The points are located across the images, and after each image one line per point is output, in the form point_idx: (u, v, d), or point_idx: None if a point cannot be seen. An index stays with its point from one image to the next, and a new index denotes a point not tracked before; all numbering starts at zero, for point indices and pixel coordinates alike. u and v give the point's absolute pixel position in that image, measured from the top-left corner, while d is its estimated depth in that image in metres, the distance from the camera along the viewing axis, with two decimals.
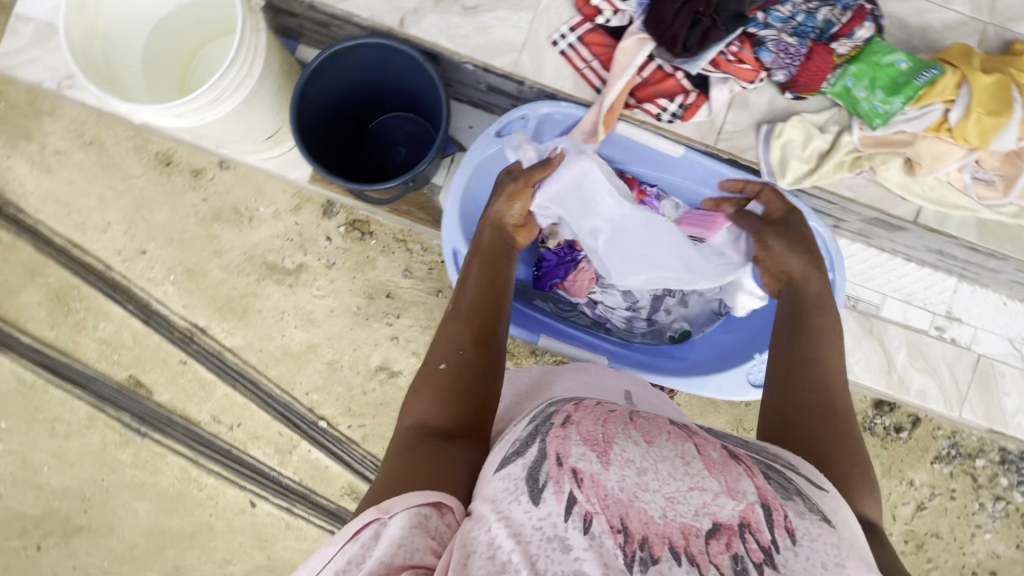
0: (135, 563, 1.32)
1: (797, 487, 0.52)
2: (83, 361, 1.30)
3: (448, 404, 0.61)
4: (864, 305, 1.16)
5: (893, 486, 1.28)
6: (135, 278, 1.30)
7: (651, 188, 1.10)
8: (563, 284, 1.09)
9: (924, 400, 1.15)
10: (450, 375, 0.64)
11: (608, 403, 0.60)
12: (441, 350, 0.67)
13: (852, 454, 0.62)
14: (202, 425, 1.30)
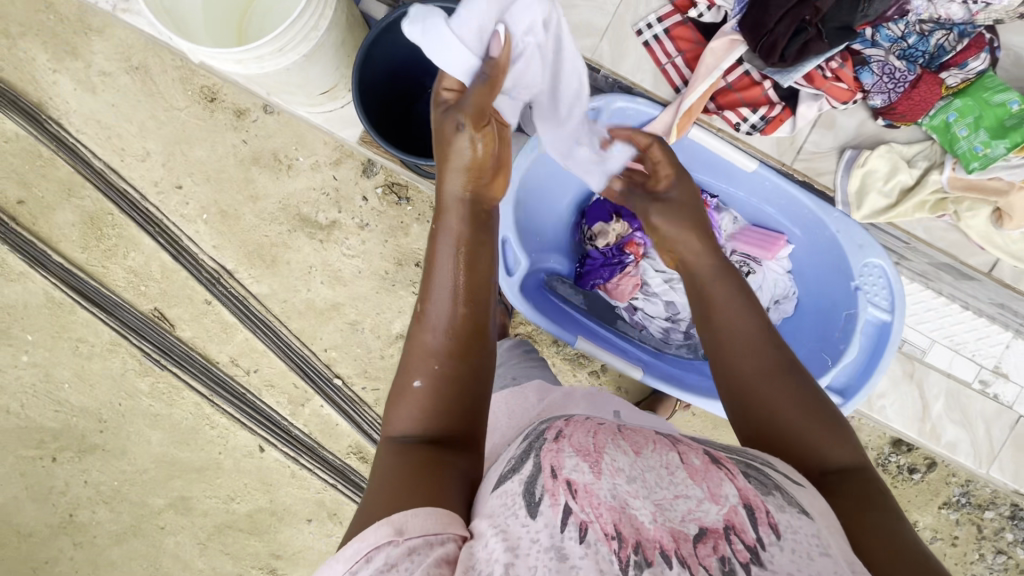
0: (143, 488, 1.36)
1: (775, 483, 0.50)
2: (112, 287, 1.31)
3: (433, 421, 0.55)
4: (909, 348, 1.15)
5: None
6: (169, 212, 1.29)
7: (712, 198, 1.13)
8: (606, 285, 1.08)
9: (952, 452, 1.16)
10: (428, 394, 0.56)
11: (597, 417, 0.59)
12: (416, 361, 0.58)
13: (806, 413, 0.58)
14: (219, 366, 1.31)
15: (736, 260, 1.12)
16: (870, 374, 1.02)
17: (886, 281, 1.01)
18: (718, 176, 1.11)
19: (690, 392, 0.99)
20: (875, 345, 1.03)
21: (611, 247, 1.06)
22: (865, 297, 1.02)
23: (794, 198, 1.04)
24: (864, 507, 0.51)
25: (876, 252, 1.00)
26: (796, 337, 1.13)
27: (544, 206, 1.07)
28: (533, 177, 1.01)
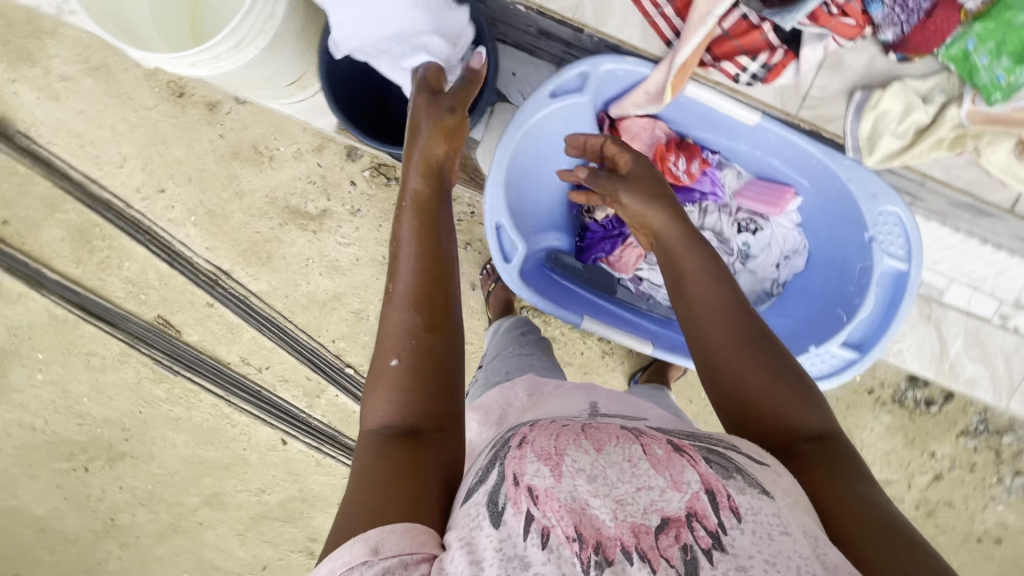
0: (176, 488, 1.40)
1: (737, 465, 0.48)
2: (111, 299, 1.30)
3: (409, 399, 0.55)
4: (927, 290, 1.22)
5: (913, 457, 1.28)
6: (155, 217, 1.26)
7: (713, 155, 1.07)
8: (609, 258, 1.07)
9: (972, 388, 1.23)
10: (405, 372, 0.56)
11: (566, 419, 0.57)
12: (389, 340, 0.58)
13: (774, 379, 0.58)
14: (231, 366, 1.32)
15: (742, 218, 1.09)
16: (887, 326, 1.00)
17: (902, 231, 0.97)
18: (717, 131, 1.05)
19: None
20: (891, 295, 1.01)
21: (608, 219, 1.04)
22: (879, 248, 0.98)
23: (802, 149, 0.99)
24: (831, 474, 0.52)
25: (891, 201, 0.96)
26: (808, 291, 1.11)
27: (535, 183, 1.02)
28: (521, 156, 0.95)
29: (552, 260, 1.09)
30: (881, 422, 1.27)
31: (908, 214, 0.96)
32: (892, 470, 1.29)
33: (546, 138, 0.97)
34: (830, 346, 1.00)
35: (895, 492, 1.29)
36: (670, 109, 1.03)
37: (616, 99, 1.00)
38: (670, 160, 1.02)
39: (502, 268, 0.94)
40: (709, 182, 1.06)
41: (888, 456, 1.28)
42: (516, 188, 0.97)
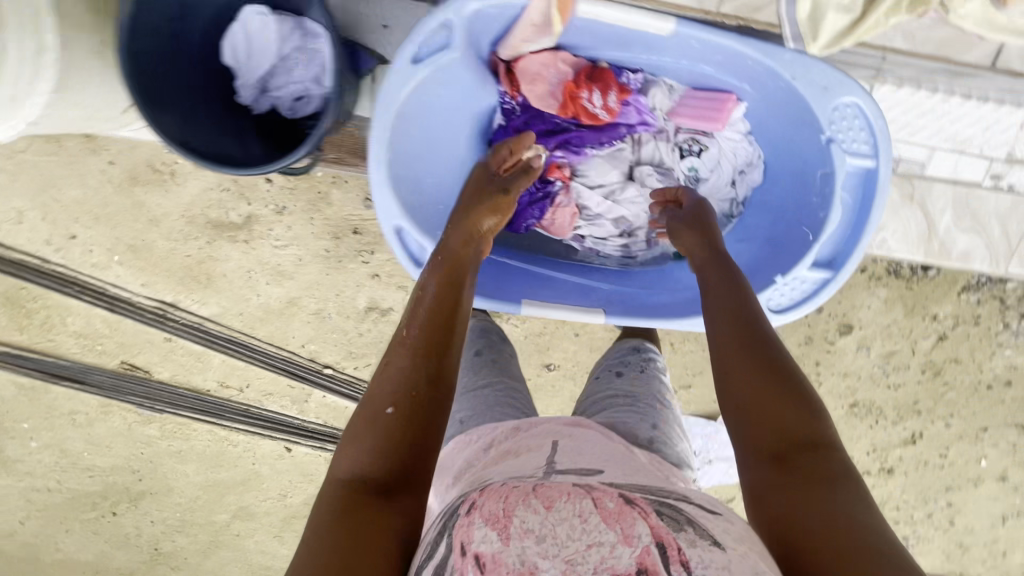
0: (204, 511, 1.44)
1: (687, 517, 0.52)
2: (69, 357, 1.25)
3: (394, 446, 0.62)
4: (908, 164, 1.13)
5: (915, 324, 1.24)
6: (77, 266, 1.17)
7: (633, 77, 0.98)
8: (542, 223, 1.05)
9: (969, 260, 1.17)
10: (400, 420, 0.64)
11: (519, 477, 0.59)
12: (389, 390, 0.66)
13: (781, 390, 0.69)
14: (212, 393, 1.30)
15: (683, 141, 1.04)
16: (859, 234, 0.92)
17: (866, 122, 0.88)
18: (632, 47, 0.94)
19: (662, 318, 0.96)
20: (862, 197, 0.92)
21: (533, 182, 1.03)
22: (839, 149, 0.90)
23: (727, 49, 0.90)
24: (819, 483, 0.61)
25: (852, 90, 0.87)
26: (767, 205, 1.04)
27: (435, 159, 0.98)
28: (405, 139, 0.91)
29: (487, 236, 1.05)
30: (878, 297, 1.22)
31: (865, 97, 0.87)
32: (894, 342, 1.25)
33: (423, 115, 0.92)
34: (800, 270, 0.93)
35: (899, 361, 1.27)
36: (569, 31, 0.92)
37: (506, 38, 0.91)
38: (583, 97, 0.96)
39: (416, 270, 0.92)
40: (635, 112, 1.01)
41: (889, 330, 1.24)
42: (410, 173, 0.94)
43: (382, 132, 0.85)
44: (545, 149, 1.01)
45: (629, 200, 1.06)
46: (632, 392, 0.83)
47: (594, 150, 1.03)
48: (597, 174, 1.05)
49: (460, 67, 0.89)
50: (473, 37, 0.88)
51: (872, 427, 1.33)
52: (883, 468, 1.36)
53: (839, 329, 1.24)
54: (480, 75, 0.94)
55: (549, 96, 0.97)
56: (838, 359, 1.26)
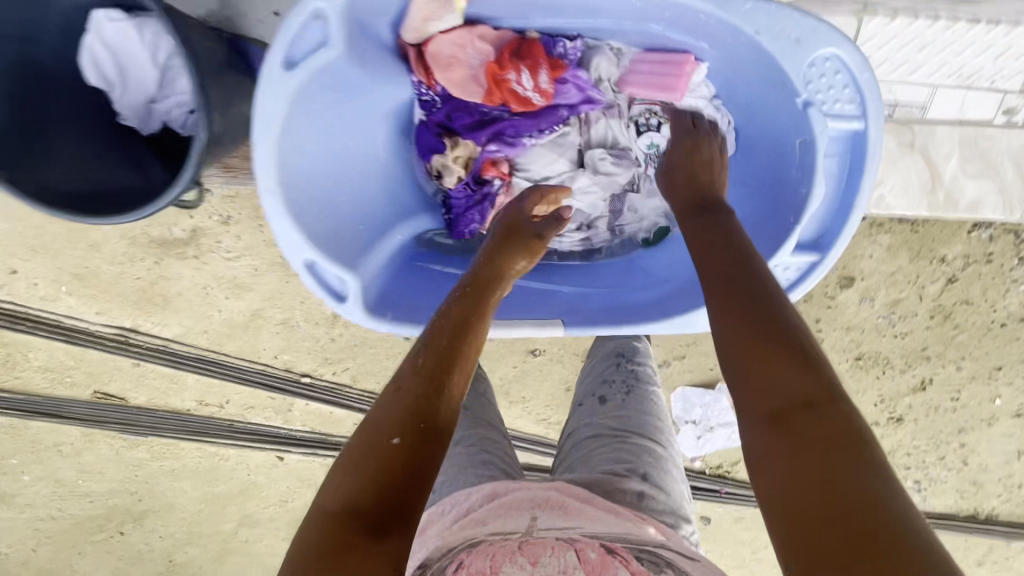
0: (209, 522, 1.44)
1: (666, 559, 0.62)
2: (40, 391, 1.22)
3: (393, 480, 0.57)
4: (907, 109, 1.04)
5: (920, 269, 1.15)
6: (25, 300, 1.11)
7: (570, 47, 0.86)
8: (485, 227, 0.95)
9: (978, 211, 1.09)
10: (404, 453, 0.59)
11: (508, 528, 0.66)
12: (394, 420, 0.61)
13: (775, 342, 0.57)
14: (192, 411, 1.26)
15: (638, 114, 0.93)
16: (845, 214, 0.79)
17: (849, 77, 0.73)
18: (561, 14, 0.80)
19: (626, 322, 0.85)
20: (851, 166, 0.78)
21: (465, 183, 0.93)
22: (818, 112, 0.76)
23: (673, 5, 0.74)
24: (824, 450, 0.50)
25: (832, 41, 0.72)
26: (744, 182, 0.92)
27: (346, 173, 0.84)
28: (303, 158, 0.75)
29: (428, 244, 0.94)
30: (879, 245, 1.12)
31: (848, 47, 0.71)
32: (899, 289, 1.17)
33: (319, 118, 0.76)
34: (781, 258, 0.81)
35: (905, 309, 1.18)
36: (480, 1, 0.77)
37: (406, 18, 0.76)
38: (512, 79, 0.83)
39: (339, 308, 0.78)
40: (575, 89, 0.89)
41: (893, 277, 1.15)
42: (312, 193, 0.77)
43: (264, 154, 0.69)
44: (476, 143, 0.92)
45: (580, 189, 0.97)
46: (622, 434, 0.81)
47: (532, 138, 0.93)
48: (540, 165, 0.95)
49: (351, 61, 0.73)
50: (361, 24, 0.72)
51: (879, 378, 1.26)
52: (892, 417, 1.31)
53: (840, 283, 1.16)
54: (387, 62, 0.81)
55: (472, 82, 0.84)
56: (838, 313, 1.19)
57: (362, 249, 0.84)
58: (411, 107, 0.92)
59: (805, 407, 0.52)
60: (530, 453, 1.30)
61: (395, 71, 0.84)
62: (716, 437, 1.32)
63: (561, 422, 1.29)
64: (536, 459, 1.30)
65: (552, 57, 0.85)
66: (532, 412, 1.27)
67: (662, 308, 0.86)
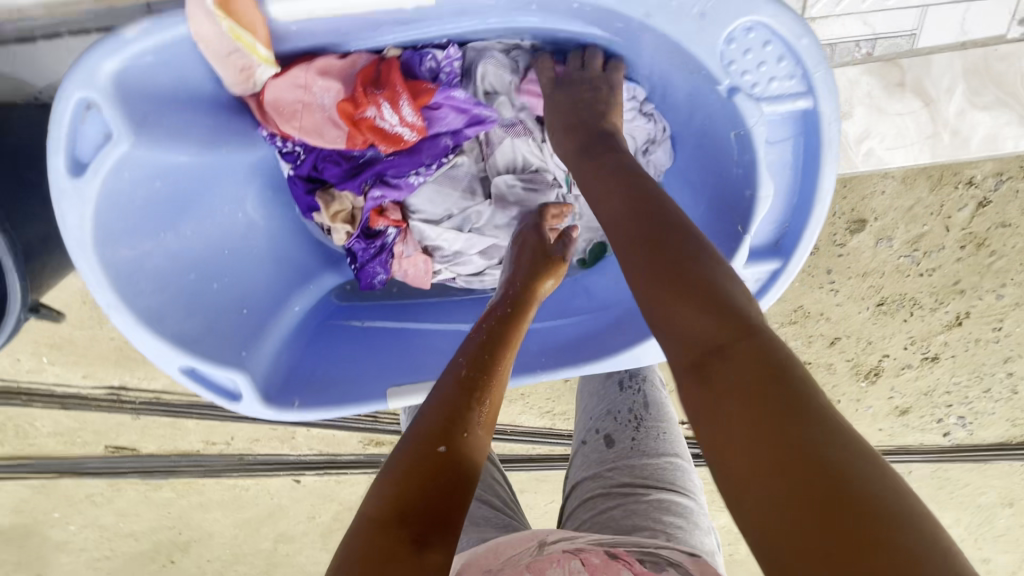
0: (248, 544, 1.47)
1: (666, 558, 0.50)
2: (58, 453, 1.26)
3: (435, 490, 0.50)
4: (893, 45, 0.88)
5: (944, 198, 1.00)
6: (15, 374, 1.13)
7: (435, 61, 0.72)
8: (395, 275, 0.86)
9: (995, 144, 0.93)
10: (451, 462, 0.52)
11: (513, 550, 0.53)
12: (439, 426, 0.54)
13: (679, 283, 0.49)
14: (201, 451, 1.28)
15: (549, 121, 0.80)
16: (808, 206, 0.69)
17: (782, 48, 0.63)
18: (410, 28, 0.67)
19: (567, 363, 0.79)
20: (807, 150, 0.68)
21: (356, 238, 0.82)
22: (747, 98, 0.66)
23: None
24: (742, 386, 0.42)
25: (749, 7, 0.61)
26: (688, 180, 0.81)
27: (224, 250, 0.77)
28: (156, 242, 0.68)
29: (345, 295, 0.89)
30: (891, 178, 0.98)
31: (772, 11, 0.61)
32: (921, 223, 1.03)
33: (151, 208, 0.67)
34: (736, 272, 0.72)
35: (929, 244, 1.05)
36: (296, 35, 0.64)
37: (220, 76, 0.65)
38: (371, 116, 0.70)
39: (235, 406, 0.74)
40: (454, 112, 0.76)
41: (911, 212, 1.01)
42: (180, 288, 0.71)
43: (88, 267, 0.62)
44: (354, 193, 0.79)
45: (485, 222, 0.84)
46: (634, 486, 0.72)
47: (419, 175, 0.79)
48: (436, 204, 0.83)
49: (157, 143, 0.64)
50: (152, 96, 0.62)
51: (907, 320, 1.14)
52: (926, 357, 1.19)
53: (850, 227, 1.03)
54: (221, 123, 0.71)
55: (328, 127, 0.70)
56: (851, 260, 1.06)
57: (248, 337, 0.76)
58: (276, 162, 0.81)
59: (723, 349, 0.45)
60: (539, 447, 1.26)
61: (240, 130, 0.74)
62: None
63: (566, 411, 1.24)
64: (547, 451, 1.27)
65: (415, 80, 0.71)
66: (534, 407, 1.22)
67: (614, 338, 0.79)
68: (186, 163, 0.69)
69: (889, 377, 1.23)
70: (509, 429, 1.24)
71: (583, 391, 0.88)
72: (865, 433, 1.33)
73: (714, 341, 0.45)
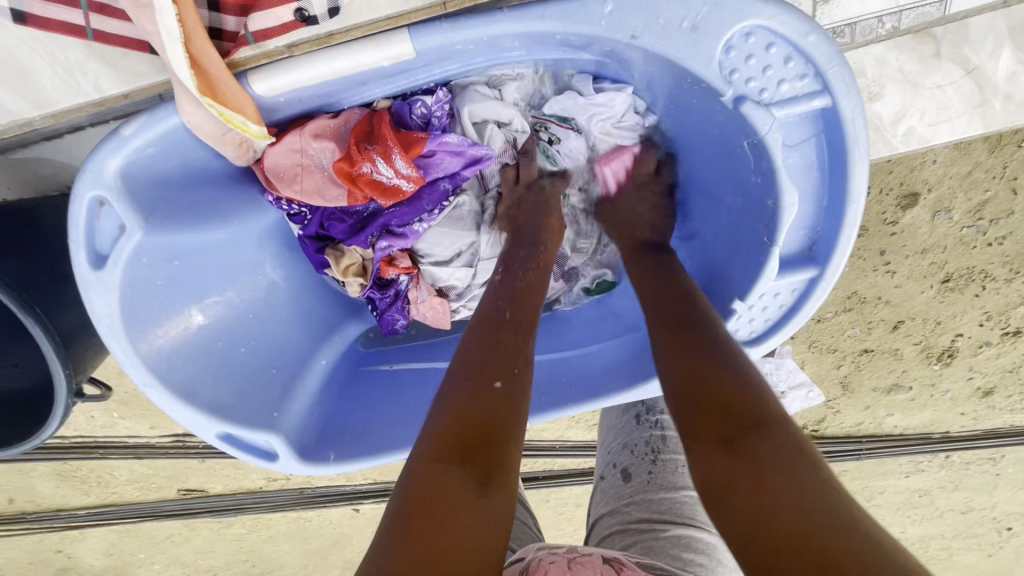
0: (319, 572, 1.51)
1: None
2: (138, 499, 1.34)
3: (489, 422, 0.50)
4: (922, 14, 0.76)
5: (1006, 159, 0.91)
6: (90, 431, 1.21)
7: (422, 110, 0.72)
8: (414, 317, 0.87)
9: None
10: (505, 394, 0.53)
11: (546, 554, 0.51)
12: (491, 362, 0.55)
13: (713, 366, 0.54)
14: (264, 488, 1.33)
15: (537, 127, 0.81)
16: (840, 208, 0.64)
17: (786, 47, 0.58)
18: (401, 79, 0.67)
19: (590, 396, 0.77)
20: (829, 150, 0.62)
21: (370, 289, 0.83)
22: (758, 105, 0.61)
23: (522, 33, 0.62)
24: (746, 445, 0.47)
25: (746, 12, 0.56)
26: (709, 188, 0.78)
27: (250, 278, 0.79)
28: (201, 295, 0.73)
29: (371, 341, 0.92)
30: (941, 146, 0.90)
31: (769, 8, 0.56)
32: (983, 189, 0.94)
33: (184, 279, 0.71)
34: (765, 285, 0.69)
35: (995, 211, 0.96)
36: (283, 106, 0.66)
37: (222, 153, 0.66)
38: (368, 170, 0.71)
39: (273, 465, 0.77)
40: (449, 157, 0.76)
41: (969, 177, 0.93)
42: (221, 317, 0.76)
43: (122, 351, 0.66)
44: (362, 247, 0.80)
45: (494, 250, 0.84)
46: (650, 520, 0.68)
47: (423, 222, 0.79)
48: (445, 246, 0.83)
49: (169, 231, 0.66)
50: (161, 186, 0.65)
51: (979, 295, 1.04)
52: (1008, 333, 1.08)
53: (901, 203, 0.95)
54: (228, 196, 0.73)
55: (328, 187, 0.72)
56: (907, 237, 0.98)
57: (278, 398, 0.79)
58: (284, 222, 0.83)
59: (752, 426, 0.48)
60: (591, 460, 1.23)
61: (247, 198, 0.75)
62: (790, 402, 1.18)
63: None
64: None
65: (407, 131, 0.72)
66: (581, 421, 1.19)
67: (642, 363, 0.76)
68: (221, 210, 0.73)
69: (965, 358, 1.13)
70: (557, 445, 1.22)
71: (602, 432, 0.86)
72: (946, 419, 1.23)
73: (744, 413, 0.49)
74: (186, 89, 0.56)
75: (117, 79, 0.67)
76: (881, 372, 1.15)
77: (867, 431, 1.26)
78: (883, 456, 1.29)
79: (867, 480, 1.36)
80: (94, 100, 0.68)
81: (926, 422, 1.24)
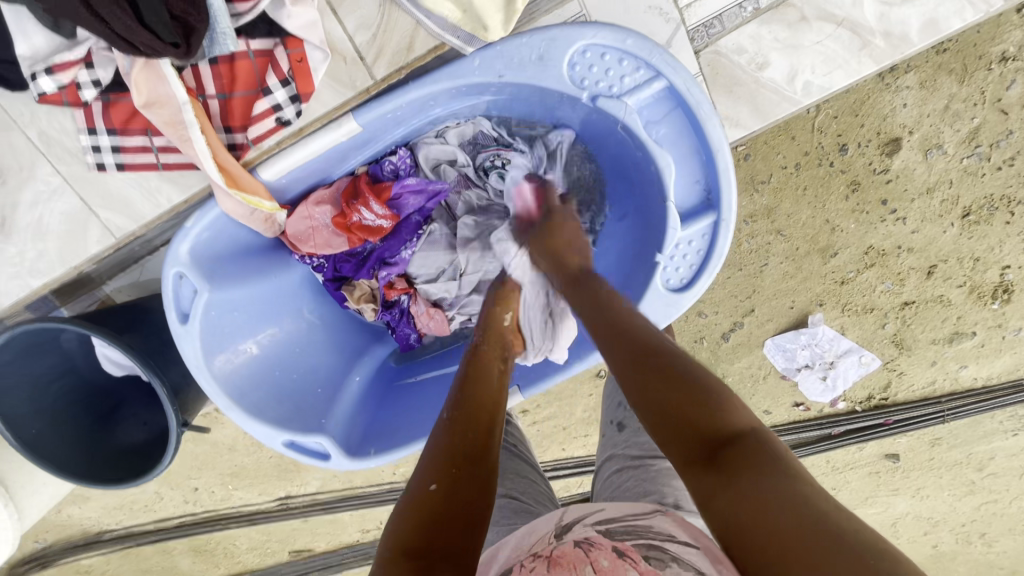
0: None
1: (674, 553, 0.48)
2: (258, 567, 1.49)
3: (437, 526, 0.50)
4: None
5: (981, 84, 0.92)
6: (213, 504, 1.40)
7: (388, 166, 0.90)
8: (421, 332, 1.02)
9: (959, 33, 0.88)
10: (444, 492, 0.53)
11: (536, 545, 0.54)
12: (432, 466, 0.57)
13: (685, 387, 0.54)
14: (362, 540, 1.45)
15: (484, 160, 0.93)
16: (713, 158, 0.75)
17: (616, 51, 0.73)
18: (362, 148, 0.86)
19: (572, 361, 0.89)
20: (686, 114, 0.75)
21: (381, 312, 0.99)
22: (609, 96, 0.76)
23: (429, 95, 0.79)
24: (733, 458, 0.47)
25: (574, 36, 0.73)
26: (620, 173, 0.88)
27: (282, 332, 0.95)
28: (236, 354, 0.87)
29: (401, 357, 1.07)
30: (906, 89, 0.93)
31: (590, 30, 0.73)
32: (968, 117, 0.94)
33: (239, 326, 0.88)
34: (676, 237, 0.78)
35: (991, 134, 0.95)
36: (288, 186, 0.86)
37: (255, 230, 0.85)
38: (354, 219, 0.88)
39: (328, 465, 0.89)
40: (414, 196, 0.91)
41: (949, 110, 0.94)
42: (248, 388, 0.87)
43: (208, 382, 0.83)
44: (368, 278, 0.96)
45: (472, 264, 0.96)
46: (644, 457, 0.76)
47: (409, 249, 0.95)
48: (429, 265, 0.97)
49: (228, 286, 0.84)
50: (219, 259, 0.84)
51: (1011, 222, 1.00)
52: None
53: (884, 150, 0.97)
54: (267, 260, 0.92)
55: (333, 238, 0.89)
56: (905, 182, 0.99)
57: (325, 408, 0.94)
58: (313, 275, 0.99)
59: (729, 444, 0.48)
60: None
61: (280, 259, 0.94)
62: (843, 371, 1.15)
63: None
64: None
65: (378, 184, 0.89)
66: None
67: None
68: (256, 283, 0.90)
69: None
70: None
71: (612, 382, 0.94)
72: None
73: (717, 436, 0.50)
74: (216, 184, 0.76)
75: (186, 199, 0.90)
76: (935, 323, 1.10)
77: (944, 388, 1.18)
78: (975, 414, 1.19)
79: (970, 447, 1.24)
80: (167, 209, 0.90)
81: (1010, 368, 1.15)
